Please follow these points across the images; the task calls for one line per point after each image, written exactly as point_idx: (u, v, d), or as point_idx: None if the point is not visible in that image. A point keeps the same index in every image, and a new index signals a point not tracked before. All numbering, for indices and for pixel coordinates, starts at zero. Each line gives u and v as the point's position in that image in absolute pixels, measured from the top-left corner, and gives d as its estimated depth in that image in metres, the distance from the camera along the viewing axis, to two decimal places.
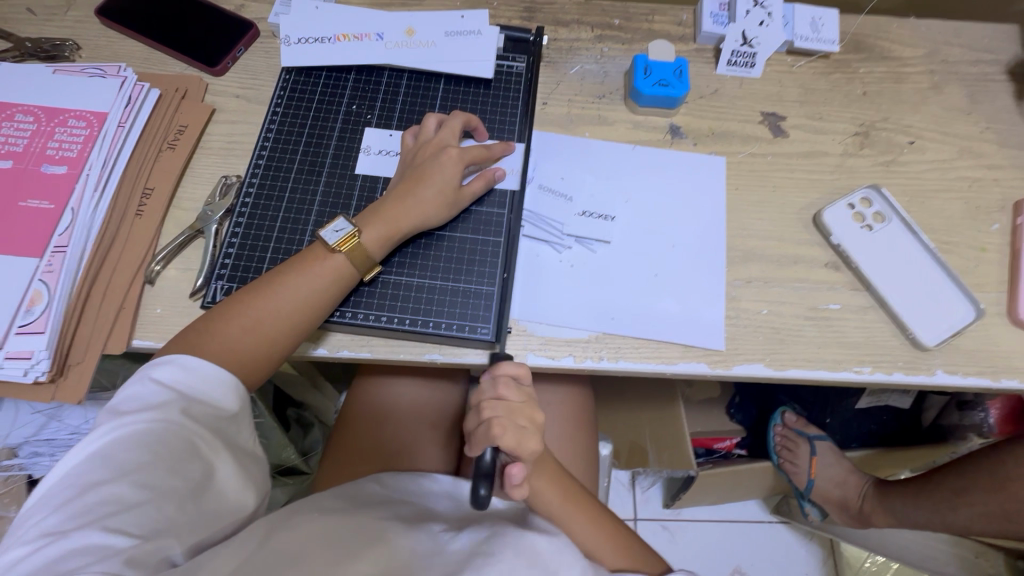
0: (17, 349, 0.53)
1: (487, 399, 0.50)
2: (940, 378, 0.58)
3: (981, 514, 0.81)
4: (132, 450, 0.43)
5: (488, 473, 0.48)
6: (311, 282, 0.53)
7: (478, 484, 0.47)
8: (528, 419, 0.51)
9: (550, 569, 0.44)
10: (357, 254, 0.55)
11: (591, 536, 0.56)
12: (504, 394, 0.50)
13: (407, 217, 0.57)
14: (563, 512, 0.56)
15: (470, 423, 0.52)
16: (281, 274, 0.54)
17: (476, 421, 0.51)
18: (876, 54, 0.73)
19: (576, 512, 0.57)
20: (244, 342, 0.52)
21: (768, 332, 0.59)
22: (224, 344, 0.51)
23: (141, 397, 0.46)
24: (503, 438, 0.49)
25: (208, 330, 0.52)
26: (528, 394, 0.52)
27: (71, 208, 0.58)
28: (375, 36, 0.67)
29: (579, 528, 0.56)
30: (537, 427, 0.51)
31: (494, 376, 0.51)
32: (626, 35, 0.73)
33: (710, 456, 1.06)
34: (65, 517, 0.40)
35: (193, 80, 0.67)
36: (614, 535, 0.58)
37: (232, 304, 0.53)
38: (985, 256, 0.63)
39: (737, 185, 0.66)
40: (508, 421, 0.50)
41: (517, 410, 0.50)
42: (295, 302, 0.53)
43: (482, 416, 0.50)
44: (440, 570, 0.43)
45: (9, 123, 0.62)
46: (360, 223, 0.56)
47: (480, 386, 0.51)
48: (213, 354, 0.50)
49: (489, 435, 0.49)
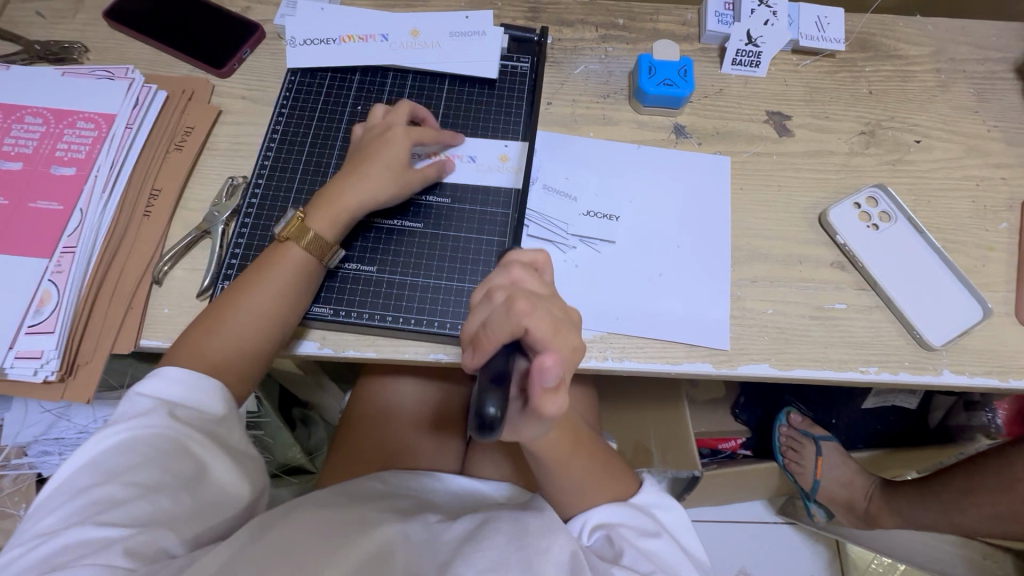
0: (27, 349, 0.53)
1: (499, 283, 0.44)
2: (948, 378, 0.58)
3: (989, 515, 0.80)
4: (118, 454, 0.44)
5: (501, 375, 0.39)
6: (294, 268, 0.54)
7: (485, 395, 0.37)
8: (554, 309, 0.43)
9: (538, 548, 0.46)
10: (308, 240, 0.55)
11: (587, 481, 0.54)
12: (519, 278, 0.44)
13: (355, 198, 0.56)
14: (559, 459, 0.53)
15: (477, 322, 0.43)
16: (265, 268, 0.54)
17: (486, 315, 0.42)
18: (883, 52, 0.73)
19: (573, 462, 0.54)
20: (241, 336, 0.53)
21: (773, 331, 0.59)
22: (224, 341, 0.52)
23: (127, 404, 0.47)
24: (530, 318, 0.40)
25: (206, 335, 0.52)
26: (551, 287, 0.46)
27: (80, 209, 0.59)
28: (380, 37, 0.68)
29: (580, 471, 0.54)
30: (563, 317, 0.43)
31: (505, 263, 0.45)
32: (630, 35, 0.73)
33: (716, 456, 1.05)
34: (59, 517, 0.41)
35: (199, 82, 0.67)
36: (608, 474, 0.56)
37: (222, 305, 0.53)
38: (992, 256, 0.63)
39: (742, 184, 0.65)
40: (534, 302, 0.41)
41: (539, 296, 0.43)
42: (284, 289, 0.54)
43: (495, 302, 0.42)
44: (434, 561, 0.44)
45: (19, 125, 0.62)
46: (305, 211, 0.56)
47: (490, 275, 0.45)
48: (216, 352, 0.52)
49: (509, 317, 0.40)
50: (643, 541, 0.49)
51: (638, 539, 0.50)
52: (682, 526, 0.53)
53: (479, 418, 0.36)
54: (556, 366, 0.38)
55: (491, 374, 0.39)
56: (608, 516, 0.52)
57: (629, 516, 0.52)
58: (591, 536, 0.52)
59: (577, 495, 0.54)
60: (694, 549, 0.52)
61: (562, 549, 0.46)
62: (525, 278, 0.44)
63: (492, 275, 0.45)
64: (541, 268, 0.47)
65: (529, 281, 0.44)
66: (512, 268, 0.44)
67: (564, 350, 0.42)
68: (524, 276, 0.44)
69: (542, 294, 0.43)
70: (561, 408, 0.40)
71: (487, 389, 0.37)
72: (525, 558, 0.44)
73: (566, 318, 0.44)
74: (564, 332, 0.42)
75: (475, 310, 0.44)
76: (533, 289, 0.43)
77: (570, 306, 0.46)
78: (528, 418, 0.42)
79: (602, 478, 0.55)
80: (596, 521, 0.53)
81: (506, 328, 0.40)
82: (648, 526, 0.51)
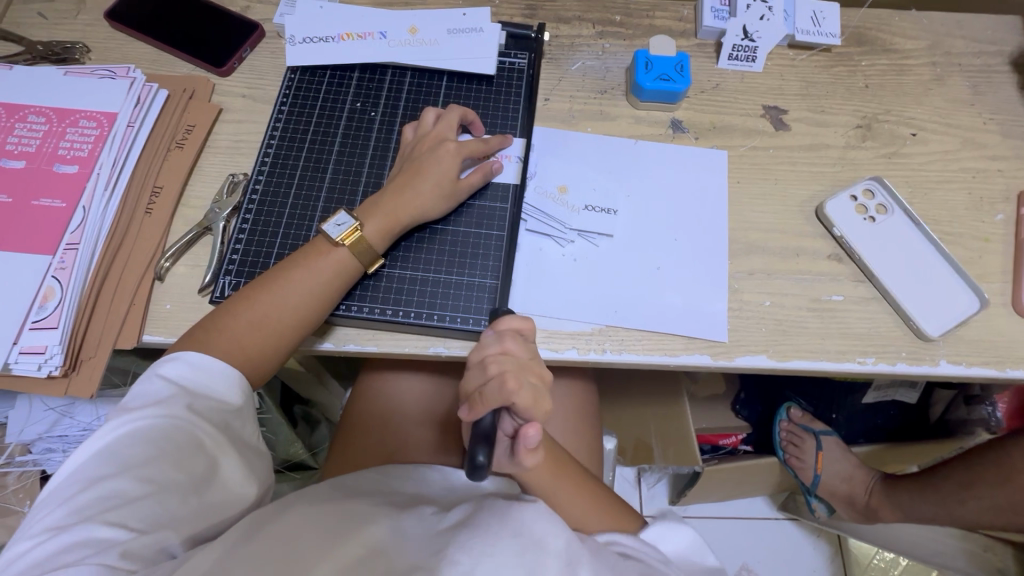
0: (31, 344, 0.54)
1: (492, 354, 0.47)
2: (945, 369, 0.58)
3: (988, 507, 0.80)
4: (136, 446, 0.44)
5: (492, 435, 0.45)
6: (333, 270, 0.55)
7: (478, 446, 0.44)
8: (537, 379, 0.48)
9: (534, 537, 0.45)
10: (360, 247, 0.56)
11: (573, 498, 0.57)
12: (509, 348, 0.48)
13: (407, 206, 0.57)
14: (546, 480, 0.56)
15: (471, 382, 0.48)
16: (305, 264, 0.55)
17: (479, 379, 0.47)
18: (878, 46, 0.73)
19: (559, 480, 0.57)
20: (277, 330, 0.53)
21: (771, 323, 0.59)
22: (259, 334, 0.53)
23: (146, 395, 0.47)
24: (518, 391, 0.45)
25: (240, 321, 0.53)
26: (534, 350, 0.50)
27: (83, 207, 0.59)
28: (378, 35, 0.68)
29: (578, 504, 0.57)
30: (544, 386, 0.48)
31: (497, 331, 0.49)
32: (627, 32, 0.73)
33: (716, 452, 1.06)
34: (69, 511, 0.41)
35: (200, 81, 0.68)
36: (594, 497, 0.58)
37: (259, 296, 0.54)
38: (989, 247, 0.63)
39: (739, 177, 0.66)
40: (519, 376, 0.46)
41: (524, 367, 0.47)
42: (322, 293, 0.54)
43: (488, 371, 0.46)
44: (428, 547, 0.44)
45: (22, 124, 0.63)
46: (361, 216, 0.57)
47: (482, 342, 0.49)
48: (250, 339, 0.53)
49: (501, 392, 0.44)
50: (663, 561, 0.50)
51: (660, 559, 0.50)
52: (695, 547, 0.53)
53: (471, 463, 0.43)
54: (537, 434, 0.46)
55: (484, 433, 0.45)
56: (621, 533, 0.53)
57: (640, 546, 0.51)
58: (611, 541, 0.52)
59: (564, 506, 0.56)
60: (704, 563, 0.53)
61: (558, 541, 0.45)
62: (514, 348, 0.48)
63: (482, 339, 0.49)
64: (528, 333, 0.51)
65: (516, 347, 0.48)
66: (504, 339, 0.48)
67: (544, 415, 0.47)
68: (513, 345, 0.48)
69: (527, 364, 0.48)
70: (537, 462, 0.49)
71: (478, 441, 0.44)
72: (521, 544, 0.44)
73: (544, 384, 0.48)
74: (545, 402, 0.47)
75: (467, 373, 0.48)
76: (518, 355, 0.48)
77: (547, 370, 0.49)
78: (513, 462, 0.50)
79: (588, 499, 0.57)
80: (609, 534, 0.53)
81: (499, 399, 0.44)
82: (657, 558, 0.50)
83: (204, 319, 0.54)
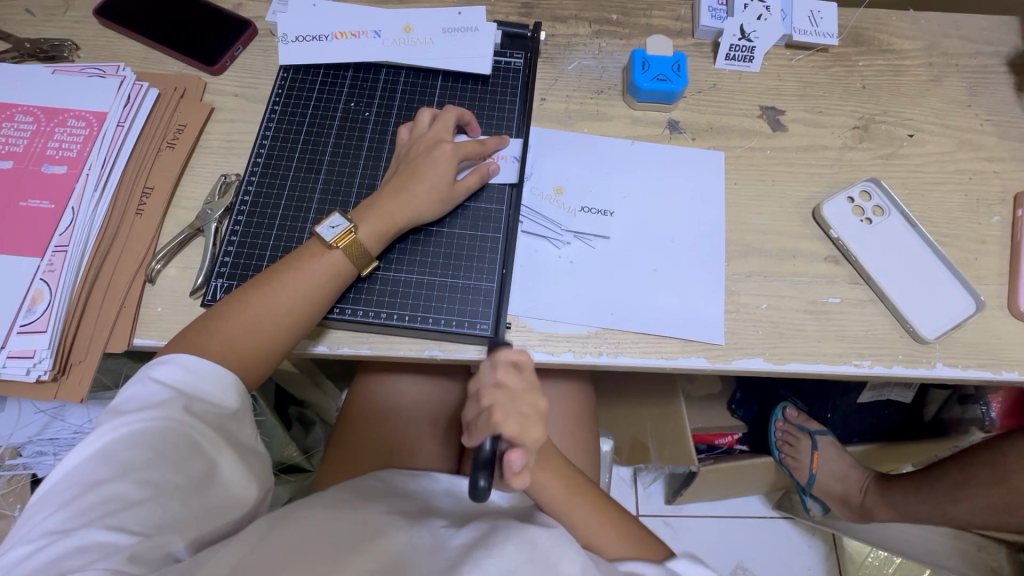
0: (19, 348, 0.53)
1: (486, 384, 0.50)
2: (941, 371, 0.58)
3: (982, 508, 0.81)
4: (134, 449, 0.44)
5: (488, 461, 0.48)
6: (327, 273, 0.54)
7: (477, 471, 0.47)
8: (529, 408, 0.50)
9: (549, 563, 0.45)
10: (355, 249, 0.55)
11: (591, 520, 0.56)
12: (502, 379, 0.50)
13: (404, 209, 0.57)
14: (560, 500, 0.57)
15: (469, 412, 0.51)
16: (297, 268, 0.54)
17: (475, 410, 0.51)
18: (876, 46, 0.73)
19: (569, 498, 0.57)
20: (269, 334, 0.53)
21: (767, 326, 0.59)
22: (250, 338, 0.52)
23: (141, 397, 0.46)
24: (503, 423, 0.48)
25: (230, 325, 0.52)
26: (530, 382, 0.51)
27: (72, 208, 0.58)
28: (373, 34, 0.67)
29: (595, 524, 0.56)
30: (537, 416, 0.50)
31: (493, 360, 0.51)
32: (623, 31, 0.73)
33: (713, 451, 1.05)
34: (68, 515, 0.41)
35: (191, 80, 0.67)
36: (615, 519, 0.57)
37: (250, 301, 0.53)
38: (985, 249, 0.63)
39: (735, 179, 0.66)
40: (508, 408, 0.49)
41: (515, 399, 0.50)
42: (315, 297, 0.54)
43: (481, 404, 0.50)
44: (442, 563, 0.44)
45: (9, 124, 0.62)
46: (357, 219, 0.56)
47: (480, 373, 0.51)
48: (240, 344, 0.52)
49: (488, 426, 0.48)
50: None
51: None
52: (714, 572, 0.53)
53: (472, 487, 0.46)
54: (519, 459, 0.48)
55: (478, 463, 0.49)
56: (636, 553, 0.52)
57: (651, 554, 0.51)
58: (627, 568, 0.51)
59: (583, 528, 0.56)
60: None
61: (572, 563, 0.46)
62: (508, 379, 0.50)
63: (480, 369, 0.51)
64: (525, 363, 0.52)
65: (510, 378, 0.50)
66: (497, 370, 0.50)
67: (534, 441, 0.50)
68: (506, 376, 0.50)
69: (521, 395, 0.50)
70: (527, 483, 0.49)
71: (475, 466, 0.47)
72: (537, 568, 0.44)
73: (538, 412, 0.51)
74: (533, 430, 0.50)
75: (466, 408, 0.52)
76: (513, 387, 0.50)
77: (543, 400, 0.51)
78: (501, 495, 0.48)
79: (607, 519, 0.57)
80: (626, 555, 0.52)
81: (489, 426, 0.49)
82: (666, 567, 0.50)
83: (192, 323, 0.53)
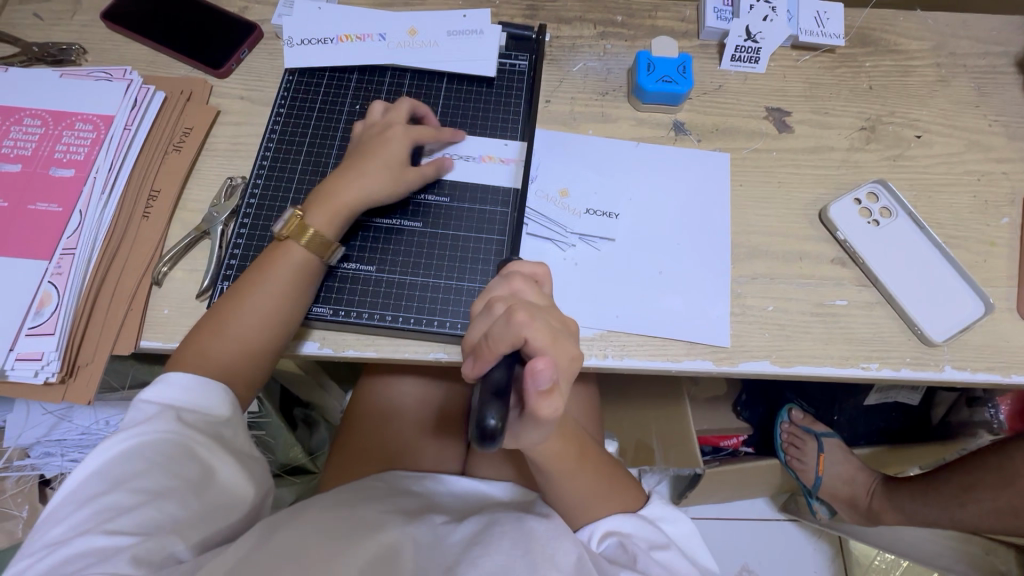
0: (28, 350, 0.53)
1: (498, 294, 0.46)
2: (950, 374, 0.57)
3: (990, 511, 0.80)
4: (127, 460, 0.44)
5: (505, 384, 0.40)
6: (304, 271, 0.55)
7: (487, 406, 0.37)
8: (551, 320, 0.44)
9: (544, 555, 0.45)
10: (306, 235, 0.54)
11: (591, 494, 0.54)
12: (518, 289, 0.46)
13: (350, 193, 0.56)
14: (564, 471, 0.53)
15: (477, 335, 0.43)
16: (273, 269, 0.54)
17: (486, 327, 0.43)
18: (883, 47, 0.72)
19: (579, 473, 0.54)
20: (256, 338, 0.53)
21: (774, 329, 0.59)
22: (240, 347, 0.52)
23: (132, 413, 0.47)
24: (530, 326, 0.41)
25: (218, 336, 0.52)
26: (549, 298, 0.47)
27: (79, 211, 0.59)
28: (378, 37, 0.67)
29: (598, 493, 0.55)
30: (562, 327, 0.45)
31: (506, 275, 0.47)
32: (628, 33, 0.72)
33: (717, 454, 1.05)
34: (68, 527, 0.41)
35: (198, 83, 0.67)
36: (615, 485, 0.56)
37: (232, 309, 0.53)
38: (994, 251, 0.63)
39: (741, 180, 0.65)
40: (531, 311, 0.43)
41: (536, 307, 0.44)
42: (293, 295, 0.54)
43: (495, 314, 0.43)
44: (441, 563, 0.45)
45: (17, 127, 0.62)
46: (306, 207, 0.56)
47: (491, 286, 0.47)
48: (233, 354, 0.52)
49: (509, 326, 0.41)
50: (655, 548, 0.49)
51: (648, 547, 0.50)
52: (691, 540, 0.53)
53: (480, 428, 0.36)
54: (547, 370, 0.39)
55: (492, 385, 0.40)
56: (618, 524, 0.53)
57: (639, 526, 0.52)
58: (601, 545, 0.52)
59: (580, 507, 0.54)
60: (702, 562, 0.53)
61: (567, 554, 0.46)
62: (524, 290, 0.46)
63: (492, 284, 0.47)
64: (540, 279, 0.49)
65: (528, 292, 0.46)
66: (511, 280, 0.46)
67: (563, 355, 0.43)
68: (522, 286, 0.46)
69: (542, 305, 0.45)
70: (557, 411, 0.40)
71: (488, 400, 0.38)
72: (531, 561, 0.44)
73: (564, 329, 0.45)
74: (561, 342, 0.43)
75: (475, 321, 0.45)
76: (531, 300, 0.45)
77: (568, 316, 0.47)
78: (525, 424, 0.43)
79: (610, 488, 0.56)
80: (604, 529, 0.53)
81: (508, 338, 0.41)
82: (657, 538, 0.51)
83: (182, 344, 0.53)
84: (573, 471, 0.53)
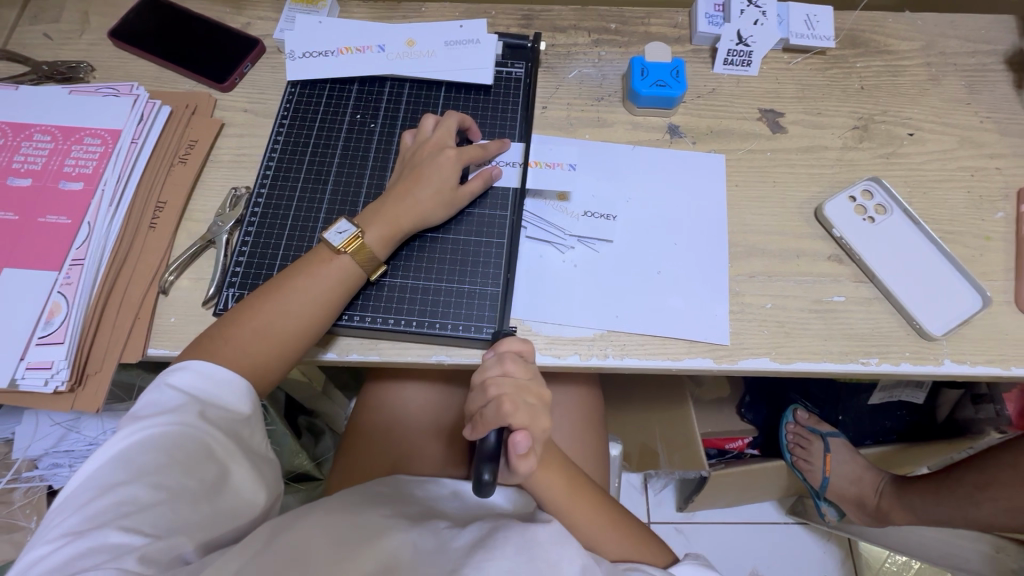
0: (37, 359, 0.55)
1: (492, 375, 0.50)
2: (949, 368, 0.58)
3: (1004, 509, 0.79)
4: (149, 453, 0.44)
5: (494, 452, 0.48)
6: (341, 276, 0.56)
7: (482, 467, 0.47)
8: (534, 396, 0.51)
9: (548, 561, 0.45)
10: (363, 253, 0.56)
11: (586, 524, 0.58)
12: (509, 370, 0.50)
13: (404, 212, 0.58)
14: (559, 502, 0.58)
15: (474, 403, 0.51)
16: (315, 272, 0.55)
17: (481, 400, 0.51)
18: (873, 48, 0.74)
19: (578, 505, 0.58)
20: (288, 338, 0.54)
21: (773, 326, 0.59)
22: (271, 344, 0.53)
23: (159, 403, 0.47)
24: (514, 413, 0.49)
25: (251, 331, 0.53)
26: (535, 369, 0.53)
27: (88, 223, 0.60)
28: (377, 48, 0.69)
29: (594, 526, 0.58)
30: (542, 403, 0.52)
31: (497, 352, 0.52)
32: (622, 39, 0.74)
33: (722, 457, 1.05)
34: (84, 517, 0.41)
35: (202, 97, 0.69)
36: (610, 521, 0.59)
37: (267, 307, 0.54)
38: (990, 245, 0.63)
39: (737, 180, 0.66)
40: (517, 397, 0.50)
41: (523, 388, 0.50)
42: (329, 300, 0.55)
43: (488, 393, 0.50)
44: (445, 566, 0.44)
45: (29, 143, 0.64)
46: (362, 224, 0.57)
47: (484, 362, 0.51)
48: (262, 348, 0.53)
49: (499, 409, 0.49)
50: None
51: None
52: None
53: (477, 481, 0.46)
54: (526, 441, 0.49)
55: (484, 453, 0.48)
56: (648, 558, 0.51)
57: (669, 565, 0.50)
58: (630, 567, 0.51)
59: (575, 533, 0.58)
60: None
61: (572, 563, 0.46)
62: (514, 367, 0.51)
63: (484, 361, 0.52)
64: (528, 355, 0.53)
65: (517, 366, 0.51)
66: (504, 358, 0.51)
67: (541, 429, 0.51)
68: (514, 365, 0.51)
69: (528, 382, 0.51)
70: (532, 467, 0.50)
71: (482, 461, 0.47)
72: (536, 567, 0.44)
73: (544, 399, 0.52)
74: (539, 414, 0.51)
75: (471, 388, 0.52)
76: (519, 376, 0.51)
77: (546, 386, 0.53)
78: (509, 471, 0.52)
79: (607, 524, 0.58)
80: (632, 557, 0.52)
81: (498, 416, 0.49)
82: None
83: (211, 330, 0.54)
84: (565, 503, 0.58)
